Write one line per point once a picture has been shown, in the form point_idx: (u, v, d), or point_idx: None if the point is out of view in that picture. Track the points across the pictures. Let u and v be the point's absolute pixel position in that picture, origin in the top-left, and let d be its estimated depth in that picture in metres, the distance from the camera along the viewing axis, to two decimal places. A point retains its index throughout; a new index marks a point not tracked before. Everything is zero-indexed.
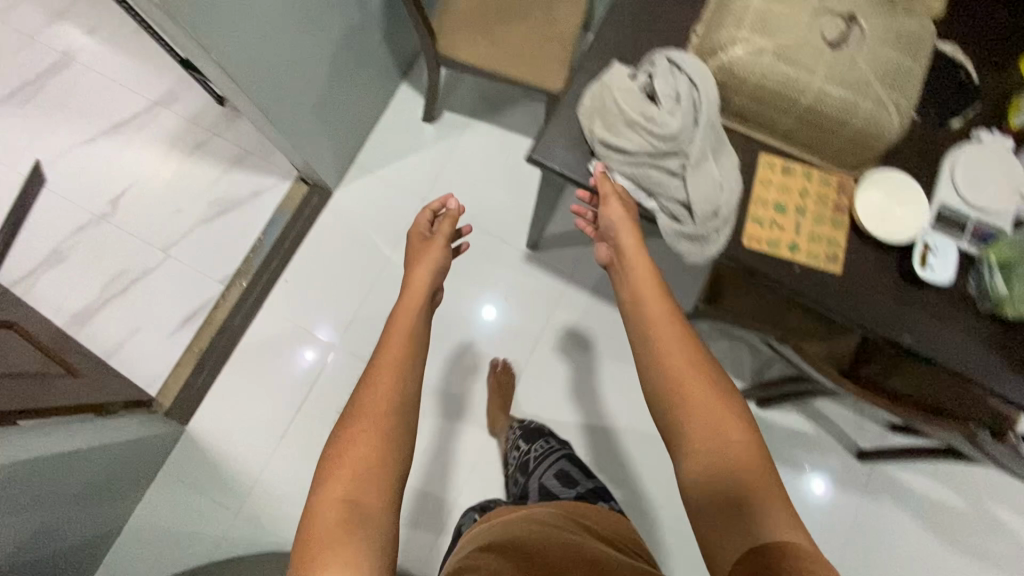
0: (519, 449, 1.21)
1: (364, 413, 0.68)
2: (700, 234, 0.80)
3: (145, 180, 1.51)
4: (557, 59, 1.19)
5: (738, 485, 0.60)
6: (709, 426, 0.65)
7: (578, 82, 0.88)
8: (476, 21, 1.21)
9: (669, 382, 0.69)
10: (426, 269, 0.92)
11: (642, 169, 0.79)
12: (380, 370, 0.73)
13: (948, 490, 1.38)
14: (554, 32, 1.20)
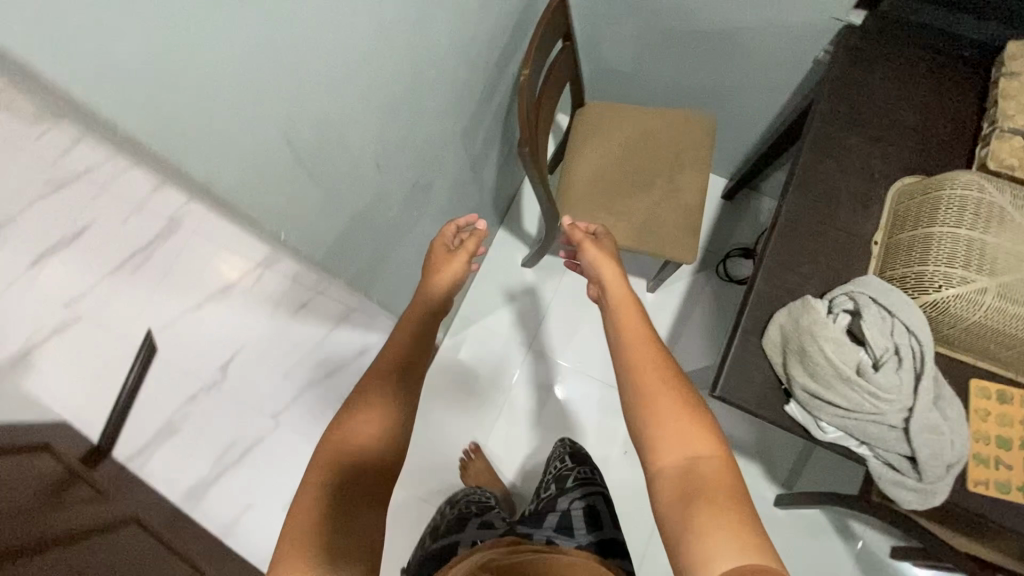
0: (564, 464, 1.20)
1: (363, 404, 0.60)
2: (928, 488, 0.72)
3: (255, 346, 1.51)
4: (689, 231, 1.15)
5: (704, 497, 0.56)
6: (673, 441, 0.62)
7: (758, 305, 0.82)
8: (598, 194, 1.19)
9: (639, 395, 0.66)
10: (446, 276, 0.81)
11: (858, 422, 0.72)
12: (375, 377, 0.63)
13: None
14: (682, 203, 1.16)
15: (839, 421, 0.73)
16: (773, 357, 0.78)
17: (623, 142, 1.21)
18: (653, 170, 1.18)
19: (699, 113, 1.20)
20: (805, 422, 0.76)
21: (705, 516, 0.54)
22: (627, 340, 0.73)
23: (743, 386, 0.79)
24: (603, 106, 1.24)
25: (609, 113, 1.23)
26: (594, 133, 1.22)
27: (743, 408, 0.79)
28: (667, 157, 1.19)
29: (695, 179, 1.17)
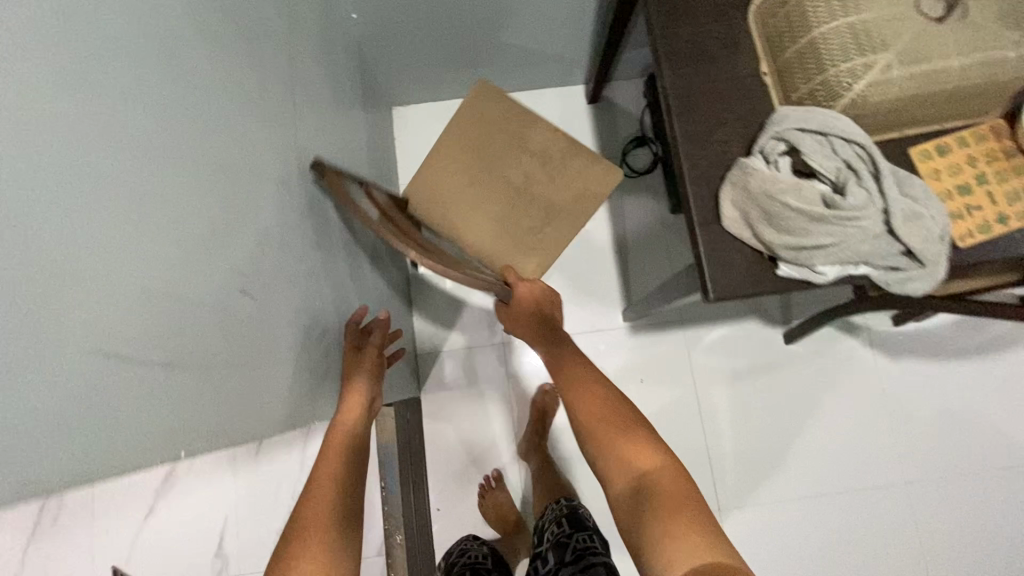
0: (557, 530, 1.11)
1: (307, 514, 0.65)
2: (930, 270, 0.71)
3: (241, 509, 1.34)
4: (592, 168, 1.07)
5: (655, 493, 0.69)
6: (620, 466, 0.75)
7: (703, 190, 0.77)
8: (508, 231, 1.04)
9: (596, 433, 0.80)
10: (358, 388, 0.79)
11: (851, 248, 0.69)
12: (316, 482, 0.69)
13: None
14: (562, 161, 1.07)
15: (832, 254, 0.69)
16: (744, 235, 0.73)
17: (466, 180, 1.06)
18: (509, 164, 1.06)
19: (469, 92, 1.08)
20: (802, 275, 0.72)
21: (648, 513, 0.67)
22: (575, 399, 0.85)
23: (730, 274, 0.74)
24: (414, 181, 1.07)
25: (425, 182, 1.06)
26: (439, 205, 1.06)
27: (742, 295, 0.74)
28: (502, 145, 1.07)
29: (544, 134, 1.08)
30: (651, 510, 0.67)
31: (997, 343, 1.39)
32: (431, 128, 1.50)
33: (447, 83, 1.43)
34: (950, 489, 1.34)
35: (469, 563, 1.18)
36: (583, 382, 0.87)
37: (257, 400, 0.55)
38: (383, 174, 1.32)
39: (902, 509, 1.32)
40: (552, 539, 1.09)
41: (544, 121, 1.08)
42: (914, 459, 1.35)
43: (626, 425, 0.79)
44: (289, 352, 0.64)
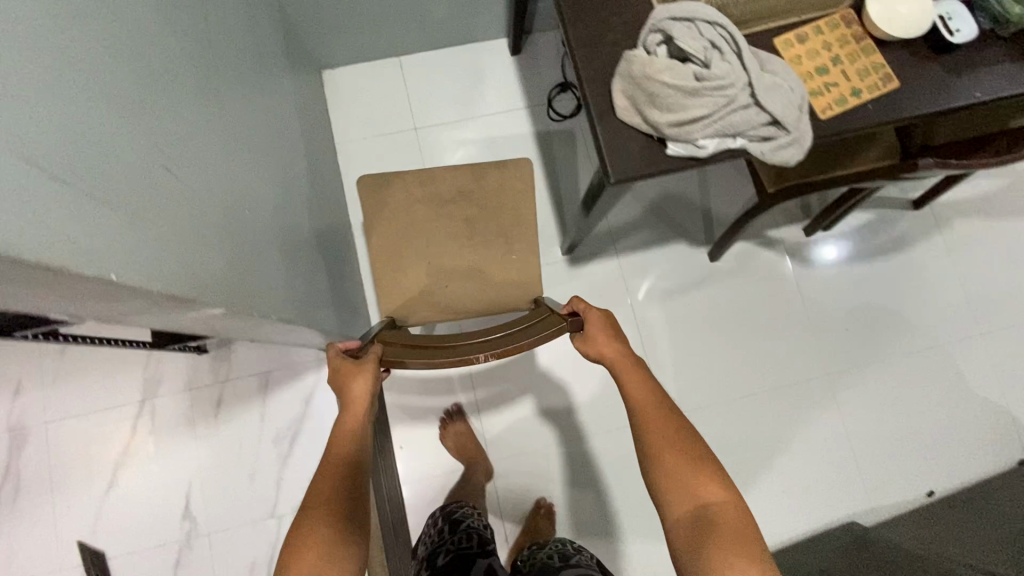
0: (566, 545, 1.22)
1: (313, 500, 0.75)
2: (797, 135, 0.82)
3: (206, 471, 1.35)
4: (512, 183, 1.19)
5: (716, 528, 0.70)
6: (680, 495, 0.74)
7: (599, 85, 0.85)
8: (491, 281, 1.18)
9: (654, 449, 0.79)
10: (361, 386, 0.89)
11: (725, 118, 0.79)
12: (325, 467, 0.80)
13: (986, 182, 1.59)
14: (489, 203, 1.19)
15: (711, 127, 0.79)
16: (637, 120, 0.82)
17: (423, 265, 1.17)
18: (444, 224, 1.18)
19: (363, 201, 1.16)
20: (688, 151, 0.81)
21: (713, 549, 0.68)
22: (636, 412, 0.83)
23: (628, 157, 0.83)
24: (383, 303, 1.17)
25: (395, 297, 1.16)
26: (420, 307, 1.18)
27: (640, 176, 0.83)
28: (426, 217, 1.17)
29: (454, 186, 1.17)
30: (717, 544, 0.68)
31: (895, 243, 1.56)
32: (361, 90, 1.55)
33: (372, 43, 1.48)
34: (868, 375, 1.48)
35: (472, 527, 1.22)
36: (643, 398, 0.85)
37: (201, 273, 0.61)
38: (317, 131, 1.36)
39: (826, 396, 1.46)
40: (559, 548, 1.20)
41: (438, 173, 1.17)
42: (832, 351, 1.49)
43: (684, 444, 0.78)
44: (229, 245, 0.69)
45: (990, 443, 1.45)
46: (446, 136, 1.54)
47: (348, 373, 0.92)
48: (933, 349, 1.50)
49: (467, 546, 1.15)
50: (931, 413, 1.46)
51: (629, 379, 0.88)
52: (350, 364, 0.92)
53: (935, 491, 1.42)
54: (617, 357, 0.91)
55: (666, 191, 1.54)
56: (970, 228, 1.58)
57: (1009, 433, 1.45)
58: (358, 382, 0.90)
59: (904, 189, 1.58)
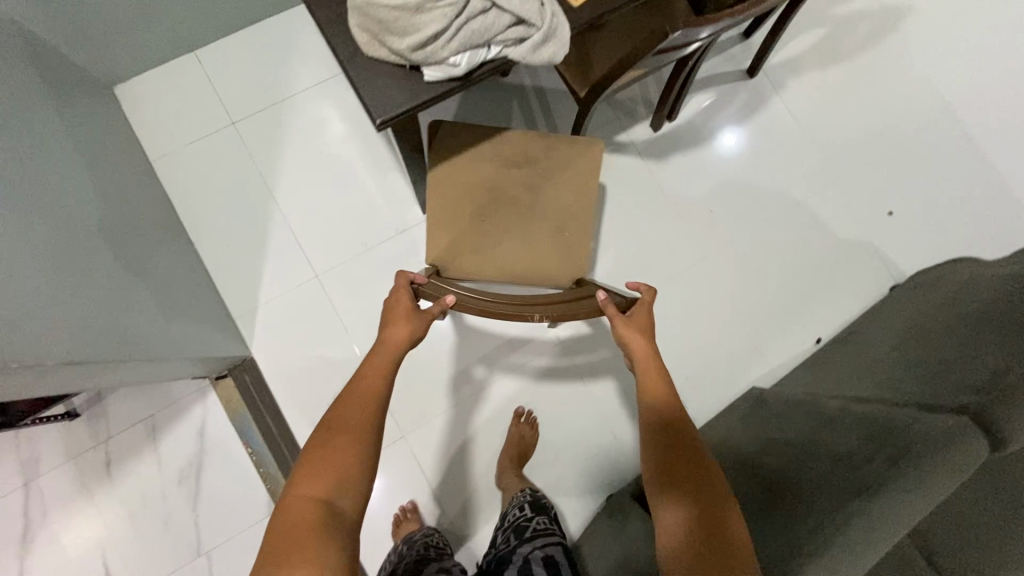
0: (521, 511, 1.22)
1: (339, 425, 0.84)
2: (548, 30, 0.79)
3: (114, 533, 1.29)
4: (580, 165, 1.18)
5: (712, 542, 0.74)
6: (689, 498, 0.79)
7: (338, 28, 0.79)
8: (541, 252, 1.17)
9: (672, 450, 0.83)
10: (402, 330, 0.97)
11: (464, 29, 0.75)
12: (356, 391, 0.88)
13: (806, 35, 1.64)
14: (550, 174, 1.18)
15: (456, 42, 0.75)
16: (382, 52, 0.77)
17: (480, 219, 1.16)
18: (507, 191, 1.17)
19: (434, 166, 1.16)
20: (443, 73, 0.78)
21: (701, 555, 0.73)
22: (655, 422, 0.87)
23: (387, 97, 0.79)
24: (431, 249, 1.16)
25: (441, 245, 1.15)
26: (468, 266, 1.16)
27: (404, 111, 0.79)
28: (492, 179, 1.17)
29: (522, 152, 1.17)
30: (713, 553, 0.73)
31: (736, 116, 1.61)
32: (161, 95, 1.42)
33: (151, 40, 1.35)
34: (738, 248, 1.56)
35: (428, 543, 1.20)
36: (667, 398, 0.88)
37: None
38: (112, 152, 1.24)
39: (704, 280, 1.54)
40: (517, 519, 1.20)
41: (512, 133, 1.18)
42: (701, 236, 1.56)
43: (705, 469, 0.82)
44: None
45: (860, 280, 1.55)
46: (267, 124, 1.44)
47: (399, 311, 1.00)
48: (792, 208, 1.58)
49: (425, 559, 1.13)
50: (803, 267, 1.56)
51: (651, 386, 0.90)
52: (409, 307, 1.01)
53: (822, 337, 1.52)
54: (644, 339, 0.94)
55: (509, 122, 1.51)
56: (802, 84, 1.64)
57: (875, 265, 1.55)
58: (397, 327, 0.98)
59: (735, 61, 1.61)
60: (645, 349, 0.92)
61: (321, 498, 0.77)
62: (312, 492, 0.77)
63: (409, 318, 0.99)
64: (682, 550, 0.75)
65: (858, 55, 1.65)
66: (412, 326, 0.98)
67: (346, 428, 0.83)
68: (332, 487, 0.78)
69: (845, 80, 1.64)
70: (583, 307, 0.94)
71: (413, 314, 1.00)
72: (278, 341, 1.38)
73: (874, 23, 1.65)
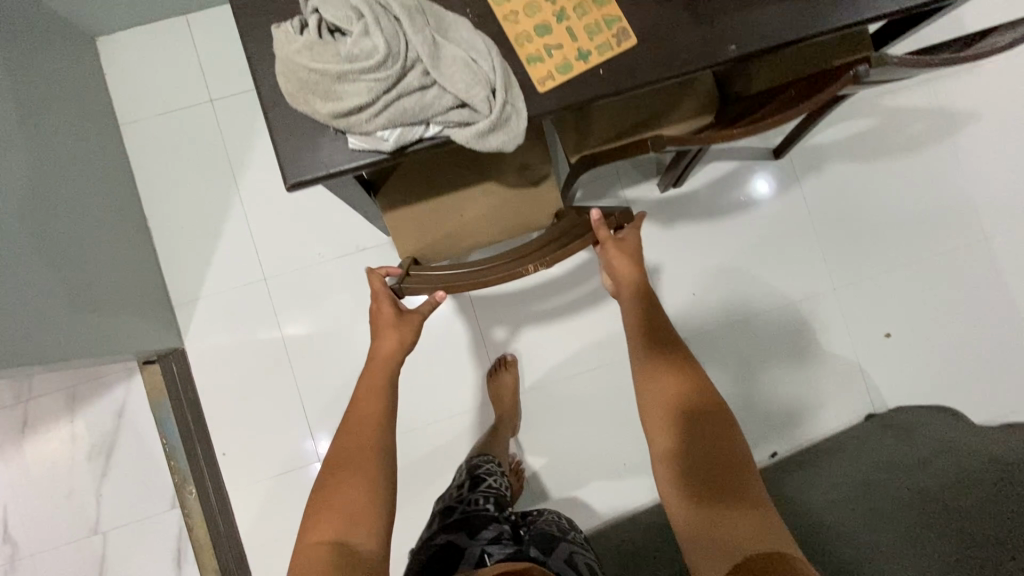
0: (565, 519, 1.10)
1: (348, 465, 0.79)
2: (498, 118, 0.68)
3: (17, 493, 1.29)
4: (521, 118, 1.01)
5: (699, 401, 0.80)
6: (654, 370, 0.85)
7: (263, 73, 0.70)
8: (512, 209, 1.02)
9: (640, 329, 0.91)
10: (390, 340, 0.92)
11: (393, 106, 0.65)
12: (358, 421, 0.85)
13: (848, 120, 1.48)
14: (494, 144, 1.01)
15: (384, 116, 0.66)
16: (301, 104, 0.66)
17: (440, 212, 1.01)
18: (452, 170, 1.01)
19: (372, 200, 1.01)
20: (368, 145, 0.69)
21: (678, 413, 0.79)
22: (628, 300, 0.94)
23: (305, 159, 0.70)
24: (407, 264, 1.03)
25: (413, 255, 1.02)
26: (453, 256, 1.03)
27: (322, 176, 0.70)
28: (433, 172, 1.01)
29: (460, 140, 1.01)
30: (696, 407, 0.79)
31: (750, 197, 1.48)
32: (145, 56, 1.35)
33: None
34: (714, 339, 1.45)
35: (492, 489, 1.10)
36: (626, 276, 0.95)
37: None
38: (71, 115, 1.18)
39: None
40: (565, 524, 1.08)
41: None
42: (679, 317, 1.45)
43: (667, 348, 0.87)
44: None
45: (835, 400, 1.44)
46: (246, 109, 1.36)
47: (389, 319, 0.93)
48: (783, 307, 1.46)
49: (487, 506, 1.03)
50: (779, 374, 1.45)
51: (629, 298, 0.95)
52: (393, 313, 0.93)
53: (777, 452, 1.43)
54: (630, 265, 0.95)
55: None
56: (830, 173, 1.49)
57: (856, 388, 1.45)
58: (386, 338, 0.92)
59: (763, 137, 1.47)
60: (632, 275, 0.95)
61: (330, 537, 0.72)
62: (327, 534, 0.72)
63: (398, 328, 0.93)
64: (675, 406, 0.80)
65: (900, 154, 1.49)
66: (402, 334, 0.92)
67: (355, 465, 0.79)
68: (345, 526, 0.73)
69: (879, 179, 1.49)
70: (576, 240, 0.85)
71: (400, 322, 0.94)
72: (213, 338, 1.33)
73: (927, 122, 1.49)
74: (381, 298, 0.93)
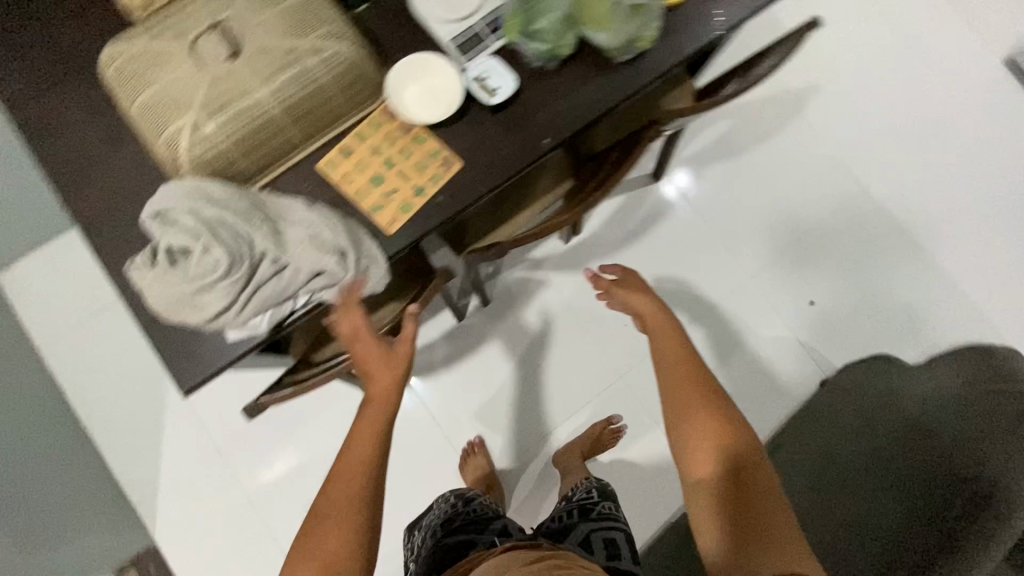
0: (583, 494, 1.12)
1: (323, 517, 0.63)
2: (355, 273, 0.75)
3: None
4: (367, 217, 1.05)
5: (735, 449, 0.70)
6: (682, 407, 0.74)
7: (135, 299, 0.75)
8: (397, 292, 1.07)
9: (663, 361, 0.79)
10: (386, 374, 0.72)
11: (255, 298, 0.71)
12: (339, 467, 0.66)
13: (706, 127, 1.61)
14: None
15: (249, 309, 0.71)
16: (170, 318, 0.71)
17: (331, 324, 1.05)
18: None
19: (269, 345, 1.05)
20: (247, 334, 0.74)
21: (706, 459, 0.70)
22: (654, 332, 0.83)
23: (193, 363, 0.75)
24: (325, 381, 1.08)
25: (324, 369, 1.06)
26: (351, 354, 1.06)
27: (213, 373, 0.75)
28: None
29: None
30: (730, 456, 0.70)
31: (646, 220, 1.57)
32: (48, 275, 1.39)
33: (27, 230, 1.32)
34: None
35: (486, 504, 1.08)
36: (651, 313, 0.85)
37: None
38: None
39: (633, 395, 1.47)
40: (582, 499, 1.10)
41: None
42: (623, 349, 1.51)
43: (699, 382, 0.75)
44: None
45: (787, 378, 1.51)
46: None
47: (370, 358, 0.73)
48: (712, 309, 1.54)
49: (485, 515, 1.03)
50: (731, 371, 1.51)
51: (659, 330, 0.83)
52: (379, 352, 0.73)
53: None
54: (647, 304, 0.86)
55: None
56: (709, 177, 1.60)
57: (801, 361, 1.52)
58: (377, 381, 0.72)
59: (640, 165, 1.59)
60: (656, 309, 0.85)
61: None
62: None
63: (389, 365, 0.73)
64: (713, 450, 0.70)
65: (762, 141, 1.62)
66: (394, 371, 0.72)
67: (335, 514, 0.63)
68: None
69: (752, 167, 1.61)
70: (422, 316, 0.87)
71: (391, 360, 0.73)
72: (183, 523, 1.32)
73: (774, 108, 1.63)
74: (358, 340, 0.73)
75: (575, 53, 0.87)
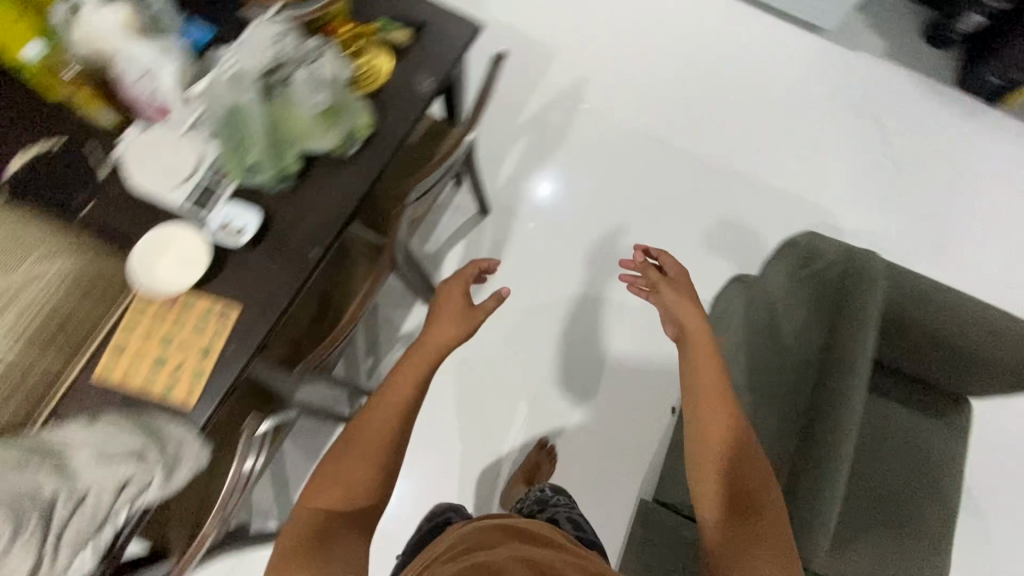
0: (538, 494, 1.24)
1: (355, 447, 0.84)
2: (167, 463, 0.74)
3: None
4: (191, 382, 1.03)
5: (746, 459, 0.82)
6: (709, 412, 0.85)
7: None
8: None
9: (694, 372, 0.90)
10: (444, 334, 0.96)
11: (63, 541, 0.67)
12: (378, 403, 0.89)
13: (510, 149, 1.71)
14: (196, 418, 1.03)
15: (61, 556, 0.67)
16: None
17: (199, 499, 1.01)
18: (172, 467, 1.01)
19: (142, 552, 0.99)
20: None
21: (724, 468, 0.82)
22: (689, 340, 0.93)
23: None
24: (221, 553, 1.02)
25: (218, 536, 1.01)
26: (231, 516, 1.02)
27: None
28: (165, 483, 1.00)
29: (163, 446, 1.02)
30: (742, 467, 0.81)
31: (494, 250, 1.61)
32: None
33: None
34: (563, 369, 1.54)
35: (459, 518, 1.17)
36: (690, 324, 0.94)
37: None
38: None
39: (552, 412, 1.49)
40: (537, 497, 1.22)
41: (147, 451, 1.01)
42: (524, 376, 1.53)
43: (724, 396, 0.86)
44: None
45: None
46: None
47: (441, 312, 0.99)
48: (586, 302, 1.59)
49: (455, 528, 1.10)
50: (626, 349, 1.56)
51: (694, 344, 0.93)
52: (457, 307, 0.99)
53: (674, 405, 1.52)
54: (683, 311, 0.96)
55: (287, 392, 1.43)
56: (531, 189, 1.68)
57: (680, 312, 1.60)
58: (441, 329, 0.97)
59: (468, 204, 1.65)
60: (694, 320, 0.95)
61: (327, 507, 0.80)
62: (324, 503, 0.80)
63: (457, 322, 0.98)
64: (728, 453, 0.82)
65: (562, 140, 1.73)
66: (457, 330, 0.97)
67: (367, 445, 0.84)
68: (341, 498, 0.81)
69: (564, 164, 1.71)
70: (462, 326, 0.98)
71: (465, 316, 0.99)
72: None
73: (558, 109, 1.76)
74: (450, 296, 1.01)
75: (306, 164, 0.91)
